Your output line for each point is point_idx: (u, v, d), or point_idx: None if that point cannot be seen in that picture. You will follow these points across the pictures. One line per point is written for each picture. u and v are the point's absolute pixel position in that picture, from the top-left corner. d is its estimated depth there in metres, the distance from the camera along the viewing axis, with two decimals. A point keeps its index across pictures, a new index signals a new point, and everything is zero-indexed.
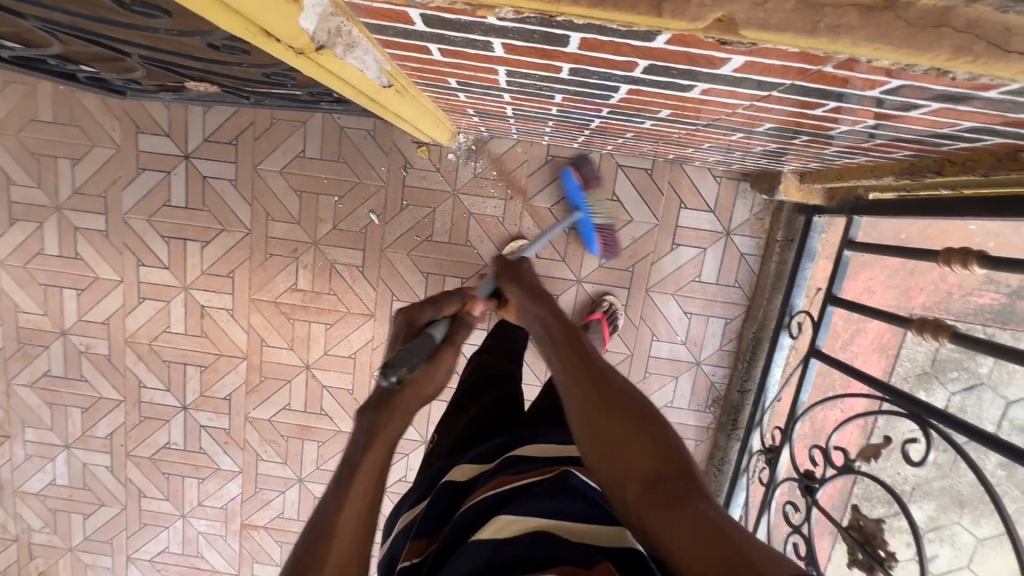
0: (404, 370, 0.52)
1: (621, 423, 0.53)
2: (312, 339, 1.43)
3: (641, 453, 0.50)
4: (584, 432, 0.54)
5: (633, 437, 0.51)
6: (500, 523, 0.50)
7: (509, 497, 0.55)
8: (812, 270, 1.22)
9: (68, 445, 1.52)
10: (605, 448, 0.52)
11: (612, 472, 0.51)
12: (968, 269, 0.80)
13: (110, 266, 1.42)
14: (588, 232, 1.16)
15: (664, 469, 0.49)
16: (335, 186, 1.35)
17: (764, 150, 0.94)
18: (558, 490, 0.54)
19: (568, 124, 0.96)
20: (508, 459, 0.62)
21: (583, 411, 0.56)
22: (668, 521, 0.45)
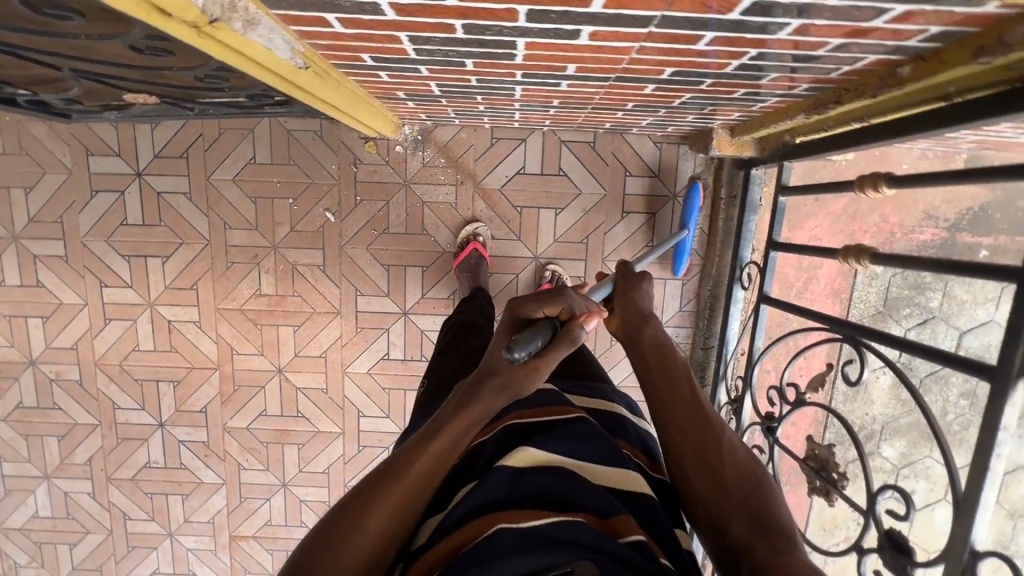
0: (526, 350, 0.54)
1: (732, 470, 0.60)
2: (281, 343, 1.44)
3: (745, 504, 0.57)
4: (687, 458, 0.62)
5: (743, 487, 0.59)
6: (527, 454, 0.59)
7: (530, 432, 0.63)
8: (756, 222, 1.27)
9: (48, 475, 1.52)
10: (712, 487, 0.60)
11: (715, 508, 0.59)
12: (879, 191, 0.83)
13: (73, 290, 1.43)
14: (685, 253, 1.29)
15: (762, 519, 0.56)
16: (289, 189, 1.37)
17: (684, 104, 0.98)
18: (579, 433, 0.63)
19: (496, 97, 0.99)
20: (528, 393, 0.70)
21: (688, 450, 0.63)
22: (769, 564, 0.51)
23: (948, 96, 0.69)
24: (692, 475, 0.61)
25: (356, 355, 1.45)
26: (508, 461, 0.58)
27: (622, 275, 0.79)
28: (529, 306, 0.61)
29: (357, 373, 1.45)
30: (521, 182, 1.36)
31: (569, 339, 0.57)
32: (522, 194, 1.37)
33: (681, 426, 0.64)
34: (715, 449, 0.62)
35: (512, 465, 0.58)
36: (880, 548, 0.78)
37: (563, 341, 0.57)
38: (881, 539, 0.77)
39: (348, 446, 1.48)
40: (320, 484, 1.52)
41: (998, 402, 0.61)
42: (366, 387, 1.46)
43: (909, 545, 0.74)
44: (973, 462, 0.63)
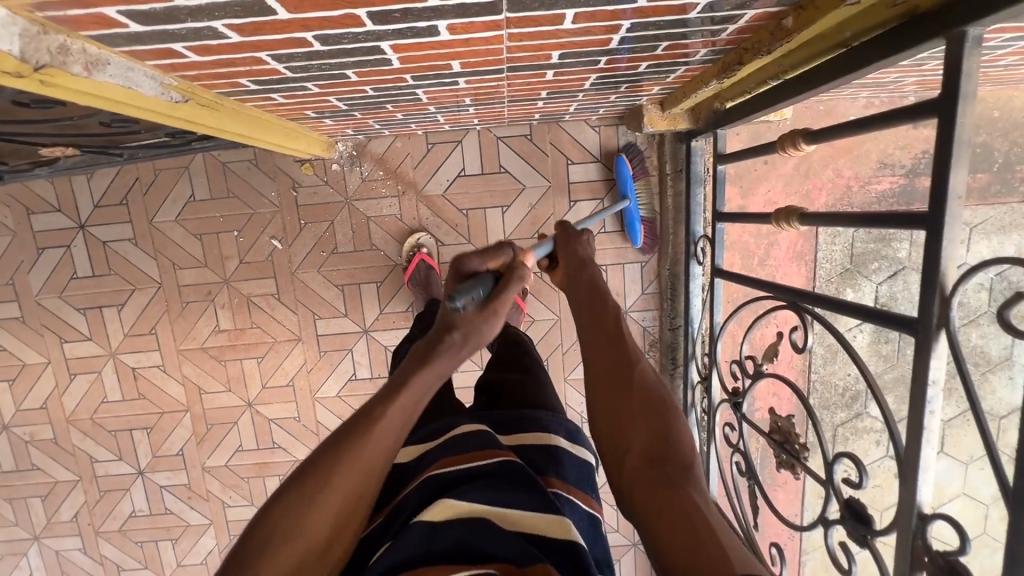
0: (468, 298, 0.56)
1: (641, 400, 0.55)
2: (247, 376, 1.43)
3: (647, 435, 0.53)
4: (601, 379, 0.58)
5: (649, 421, 0.54)
6: (444, 508, 0.52)
7: (455, 480, 0.57)
8: (704, 194, 1.24)
9: (37, 536, 1.52)
10: (615, 414, 0.55)
11: (614, 438, 0.54)
12: (800, 149, 0.80)
13: (35, 350, 1.42)
14: (636, 219, 1.26)
15: (666, 450, 0.52)
16: (232, 222, 1.36)
17: (598, 85, 0.95)
18: (505, 481, 0.56)
19: (407, 103, 0.97)
20: (459, 435, 0.62)
21: (599, 374, 0.58)
22: (660, 496, 0.48)
23: (847, 42, 0.65)
24: (597, 399, 0.57)
25: (323, 379, 1.43)
26: (424, 517, 0.51)
27: (564, 233, 0.80)
28: (471, 260, 0.65)
29: (326, 397, 1.44)
30: (463, 184, 1.34)
31: (520, 275, 0.60)
32: (465, 196, 1.34)
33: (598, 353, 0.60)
34: (627, 377, 0.57)
35: (426, 521, 0.51)
36: (841, 518, 0.75)
37: (515, 277, 0.60)
38: (842, 510, 0.74)
39: None
40: None
41: (924, 355, 0.57)
42: (338, 410, 1.44)
43: (868, 513, 0.71)
44: (911, 421, 0.60)
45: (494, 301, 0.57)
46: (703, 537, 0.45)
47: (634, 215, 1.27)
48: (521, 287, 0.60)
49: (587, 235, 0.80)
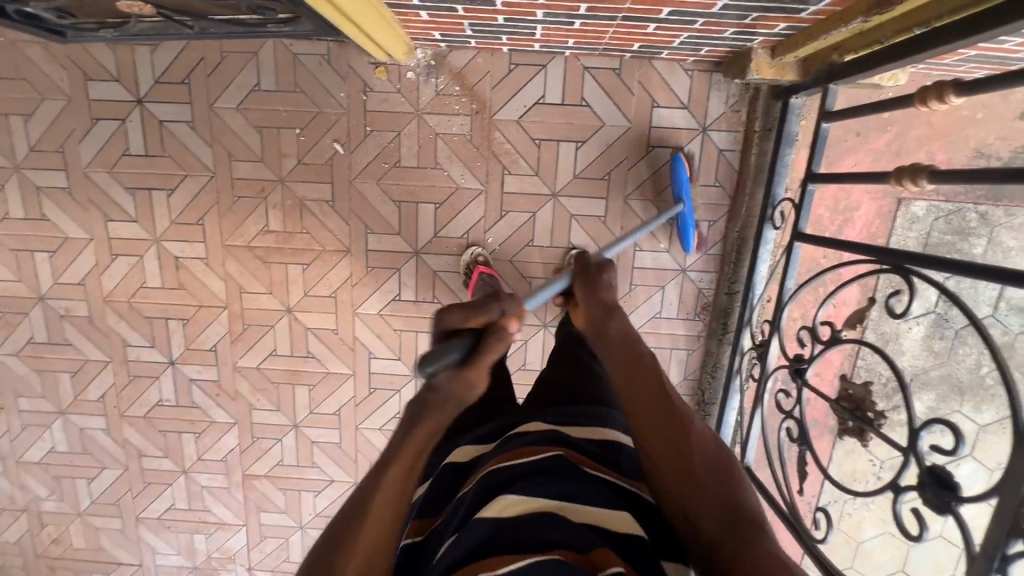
0: (438, 366, 0.52)
1: (700, 463, 0.57)
2: (290, 281, 1.41)
3: (712, 498, 0.54)
4: (648, 433, 0.60)
5: (692, 460, 0.57)
6: (502, 503, 0.51)
7: (510, 473, 0.56)
8: (792, 157, 1.19)
9: (63, 411, 1.53)
10: (665, 447, 0.59)
11: (663, 469, 0.58)
12: (945, 102, 0.75)
13: (78, 224, 1.39)
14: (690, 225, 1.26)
15: (731, 512, 0.53)
16: (295, 118, 1.30)
17: (725, 10, 0.88)
18: (560, 476, 0.56)
19: (518, 3, 0.91)
20: (510, 433, 0.64)
21: (641, 411, 0.62)
22: (736, 550, 0.49)
23: None
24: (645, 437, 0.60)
25: (366, 295, 1.41)
26: (482, 516, 0.50)
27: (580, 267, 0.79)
28: (454, 313, 0.57)
29: (367, 314, 1.42)
30: (540, 112, 1.28)
31: (499, 339, 0.55)
32: (540, 126, 1.28)
33: (635, 389, 0.64)
34: (685, 440, 0.59)
35: (487, 519, 0.50)
36: (919, 485, 0.73)
37: (492, 345, 0.55)
38: (923, 476, 0.72)
39: (360, 388, 1.47)
40: (331, 426, 1.51)
41: None
42: (378, 328, 1.43)
43: (953, 480, 0.69)
44: None
45: (468, 369, 0.54)
46: (782, 574, 0.46)
47: (688, 219, 1.25)
48: (500, 350, 0.56)
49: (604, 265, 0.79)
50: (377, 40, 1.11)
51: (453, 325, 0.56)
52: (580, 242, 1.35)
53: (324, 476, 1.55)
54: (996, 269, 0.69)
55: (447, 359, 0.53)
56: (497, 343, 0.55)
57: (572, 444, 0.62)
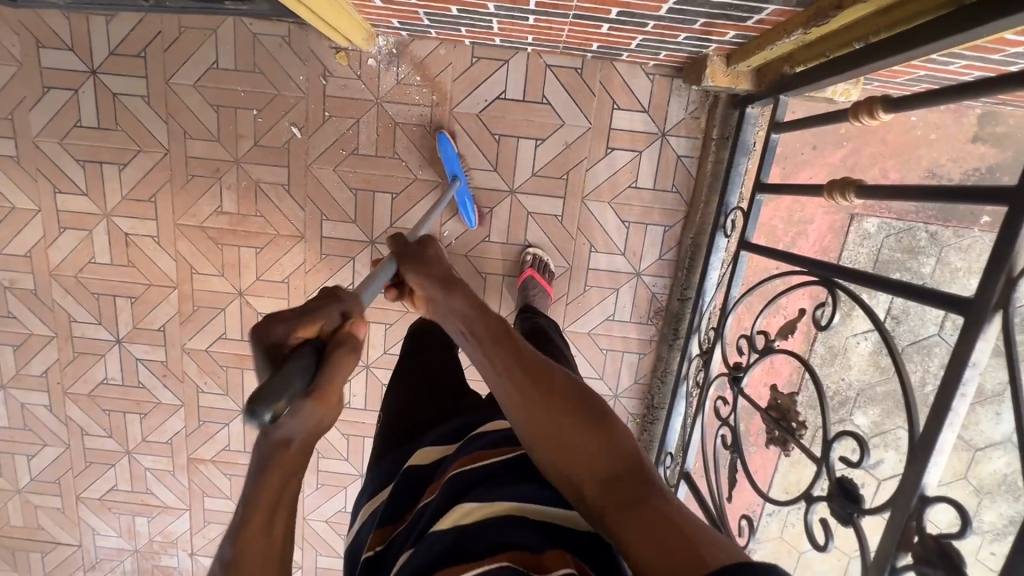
0: (280, 404, 0.42)
1: (571, 425, 0.59)
2: (243, 264, 1.39)
3: (591, 456, 0.56)
4: (523, 418, 0.61)
5: (591, 444, 0.57)
6: (464, 510, 0.56)
7: (471, 480, 0.61)
8: (746, 166, 1.20)
9: (4, 385, 1.49)
10: (565, 452, 0.58)
11: (568, 473, 0.57)
12: (875, 118, 0.76)
13: (26, 194, 1.36)
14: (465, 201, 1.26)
15: (612, 464, 0.56)
16: (253, 99, 1.28)
17: (673, 14, 0.88)
18: (518, 479, 0.60)
19: None
20: (475, 437, 0.68)
21: (534, 421, 0.60)
22: (627, 510, 0.51)
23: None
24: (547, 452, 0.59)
25: (320, 282, 1.39)
26: (445, 524, 0.55)
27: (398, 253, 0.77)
28: (276, 327, 0.49)
29: None
30: (501, 107, 1.27)
31: (347, 344, 0.51)
32: (501, 121, 1.28)
33: (521, 399, 0.61)
34: (554, 405, 0.60)
35: (449, 527, 0.55)
36: (829, 496, 0.74)
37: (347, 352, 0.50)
38: (831, 487, 0.73)
39: None
40: None
41: (970, 336, 0.55)
42: None
43: (858, 492, 0.70)
44: (935, 403, 0.57)
45: (324, 386, 0.47)
46: (661, 525, 0.48)
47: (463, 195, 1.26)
48: (353, 357, 0.51)
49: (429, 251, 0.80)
50: (339, 27, 1.11)
51: (278, 342, 0.49)
52: (536, 240, 1.35)
53: None
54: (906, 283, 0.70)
55: (294, 385, 0.43)
56: (347, 355, 0.50)
57: None
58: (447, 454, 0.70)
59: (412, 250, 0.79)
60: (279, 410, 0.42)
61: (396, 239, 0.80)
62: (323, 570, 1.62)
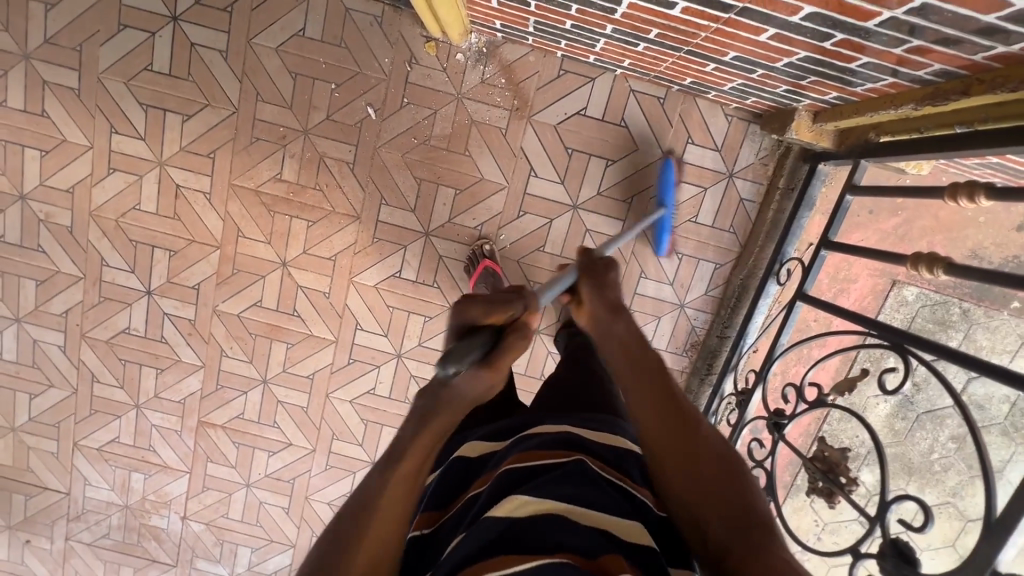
0: (460, 364, 0.54)
1: (705, 457, 0.60)
2: (292, 235, 1.37)
3: (721, 497, 0.57)
4: (650, 428, 0.64)
5: (718, 481, 0.58)
6: (514, 501, 0.53)
7: (523, 474, 0.58)
8: (808, 220, 1.24)
9: (19, 319, 1.44)
10: (673, 471, 0.61)
11: (675, 490, 0.60)
12: (974, 201, 0.79)
13: (80, 129, 1.32)
14: None
15: (739, 513, 0.56)
16: (333, 73, 1.27)
17: (786, 66, 0.91)
18: (570, 479, 0.56)
19: (592, 13, 0.90)
20: (524, 434, 0.65)
21: (651, 434, 0.64)
22: (747, 557, 0.52)
23: None
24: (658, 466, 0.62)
25: (367, 265, 1.38)
26: (495, 514, 0.52)
27: (587, 259, 0.82)
28: (472, 309, 0.59)
29: (363, 284, 1.39)
30: (579, 123, 1.28)
31: (519, 335, 0.59)
32: (576, 136, 1.29)
33: (648, 411, 0.65)
34: (690, 429, 0.63)
35: (500, 517, 0.52)
36: (880, 554, 0.76)
37: (516, 346, 0.59)
38: (885, 547, 0.76)
39: (339, 356, 1.44)
40: (300, 388, 1.47)
41: None
42: (370, 301, 1.40)
43: (915, 556, 0.73)
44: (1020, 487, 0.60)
45: (493, 362, 0.57)
46: None
47: None
48: (520, 347, 0.59)
49: (610, 267, 0.81)
50: (441, 14, 1.10)
51: (471, 321, 0.58)
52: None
53: (282, 438, 1.51)
54: (997, 366, 0.74)
55: (470, 358, 0.55)
56: (519, 343, 0.59)
57: (585, 447, 0.63)
58: (497, 448, 0.67)
59: (601, 264, 0.82)
60: (459, 370, 0.55)
61: (586, 252, 0.82)
62: None
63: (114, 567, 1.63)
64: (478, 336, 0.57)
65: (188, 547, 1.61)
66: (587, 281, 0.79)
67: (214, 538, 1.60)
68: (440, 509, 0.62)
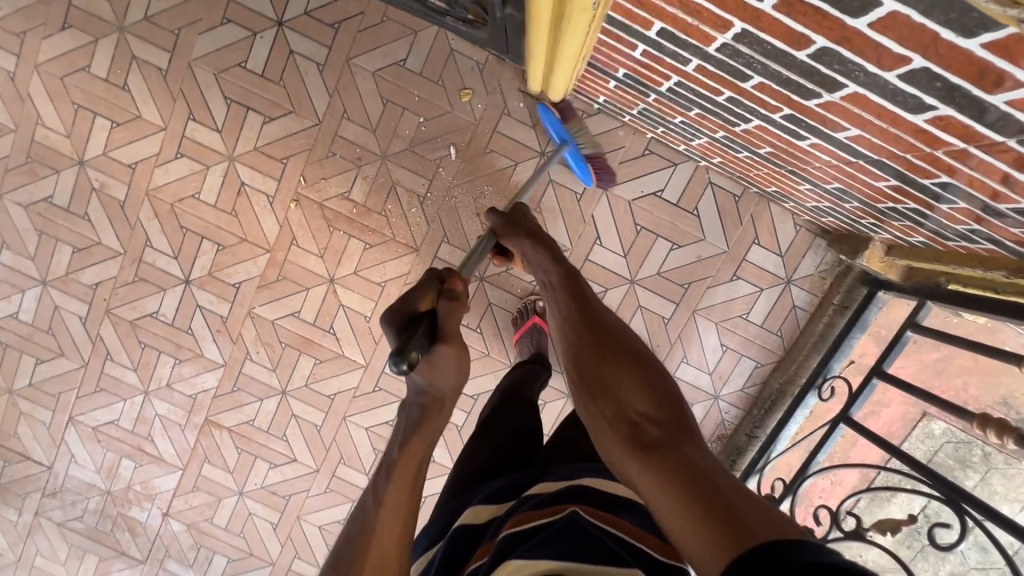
0: (411, 357, 0.62)
1: (615, 368, 0.62)
2: (346, 254, 1.35)
3: (640, 397, 0.58)
4: (575, 357, 0.67)
5: (635, 385, 0.60)
6: (509, 569, 0.51)
7: (519, 539, 0.56)
8: (858, 342, 1.26)
9: (45, 282, 1.39)
10: (601, 396, 0.61)
11: (605, 413, 0.59)
12: None
13: (158, 109, 1.30)
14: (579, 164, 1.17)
15: (657, 413, 0.56)
16: (424, 107, 1.28)
17: (886, 209, 0.94)
18: (562, 537, 0.54)
19: (710, 119, 0.92)
20: (523, 497, 0.65)
21: (580, 363, 0.66)
22: (650, 450, 0.52)
23: None
24: (581, 391, 0.64)
25: None
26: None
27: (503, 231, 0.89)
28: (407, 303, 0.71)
29: None
30: (653, 203, 1.30)
31: (455, 309, 0.72)
32: (647, 215, 1.31)
33: (577, 346, 0.68)
34: (609, 347, 0.65)
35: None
36: None
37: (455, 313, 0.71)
38: None
39: (366, 382, 1.41)
40: (318, 406, 1.44)
41: None
42: None
43: None
44: None
45: (440, 336, 0.68)
46: (693, 471, 0.48)
47: (575, 158, 1.17)
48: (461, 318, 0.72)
49: (528, 217, 0.90)
50: (550, 80, 1.11)
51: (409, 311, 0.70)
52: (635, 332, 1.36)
53: (287, 452, 1.47)
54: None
55: (422, 344, 0.64)
56: (454, 308, 0.72)
57: (585, 498, 0.61)
58: (499, 513, 0.65)
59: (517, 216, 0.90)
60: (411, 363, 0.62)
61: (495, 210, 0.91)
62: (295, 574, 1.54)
63: (79, 553, 1.55)
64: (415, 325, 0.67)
65: (162, 546, 1.54)
66: (503, 235, 0.88)
67: (192, 541, 1.53)
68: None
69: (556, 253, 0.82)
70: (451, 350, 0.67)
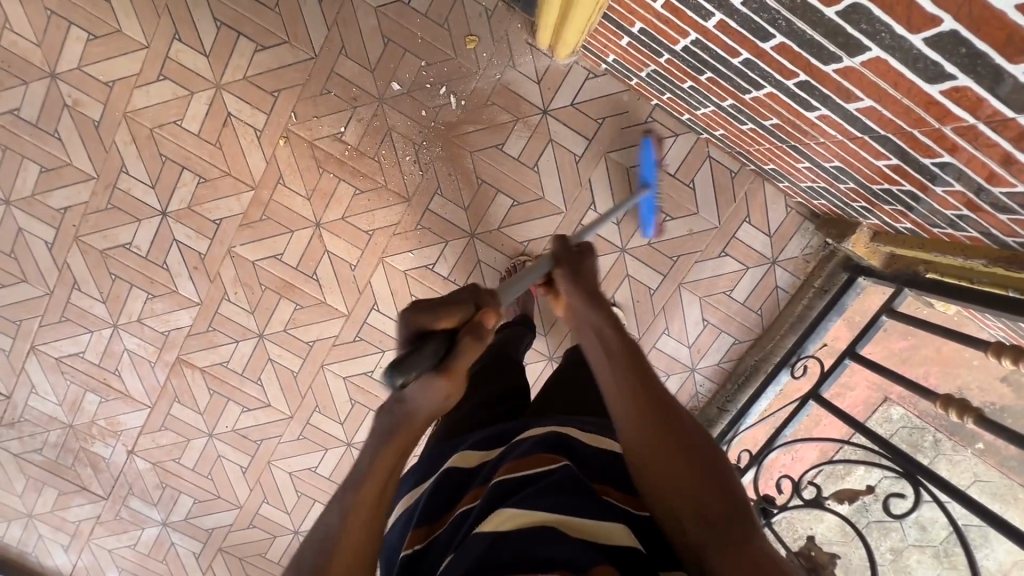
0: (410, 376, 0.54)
1: (676, 452, 0.58)
2: (335, 198, 1.31)
3: (706, 487, 0.56)
4: (632, 435, 0.61)
5: (693, 470, 0.57)
6: (504, 516, 0.51)
7: (509, 488, 0.56)
8: (833, 325, 1.31)
9: (9, 201, 1.31)
10: (668, 484, 0.57)
11: (673, 507, 0.56)
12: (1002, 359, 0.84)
13: (140, 26, 1.22)
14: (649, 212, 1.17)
15: (723, 505, 0.54)
16: (427, 51, 1.23)
17: (880, 190, 0.96)
18: (553, 489, 0.54)
19: (720, 84, 0.91)
20: (512, 444, 0.64)
21: (644, 450, 0.59)
22: (725, 557, 0.51)
23: None
24: (644, 478, 0.59)
25: (402, 249, 1.34)
26: (484, 529, 0.51)
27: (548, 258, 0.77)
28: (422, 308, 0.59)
29: (392, 266, 1.35)
30: None
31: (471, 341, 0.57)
32: None
33: (637, 419, 0.61)
34: (671, 422, 0.60)
35: (487, 532, 0.50)
36: None
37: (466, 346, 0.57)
38: None
39: (346, 331, 1.39)
40: (297, 352, 1.41)
41: None
42: (395, 284, 1.36)
43: None
44: None
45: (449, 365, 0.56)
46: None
47: (649, 206, 1.17)
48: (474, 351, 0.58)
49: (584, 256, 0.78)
50: (560, 38, 1.09)
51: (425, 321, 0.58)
52: (621, 300, 1.37)
53: (261, 397, 1.45)
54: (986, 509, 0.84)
55: (421, 367, 0.54)
56: (472, 342, 0.57)
57: (571, 451, 0.62)
58: (489, 460, 0.65)
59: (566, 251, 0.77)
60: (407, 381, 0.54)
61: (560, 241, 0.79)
62: (261, 519, 1.54)
63: (36, 486, 1.51)
64: (428, 340, 0.56)
65: (125, 483, 1.51)
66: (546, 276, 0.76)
67: (157, 480, 1.50)
68: (432, 524, 0.60)
69: (603, 303, 0.72)
70: (449, 385, 0.56)
